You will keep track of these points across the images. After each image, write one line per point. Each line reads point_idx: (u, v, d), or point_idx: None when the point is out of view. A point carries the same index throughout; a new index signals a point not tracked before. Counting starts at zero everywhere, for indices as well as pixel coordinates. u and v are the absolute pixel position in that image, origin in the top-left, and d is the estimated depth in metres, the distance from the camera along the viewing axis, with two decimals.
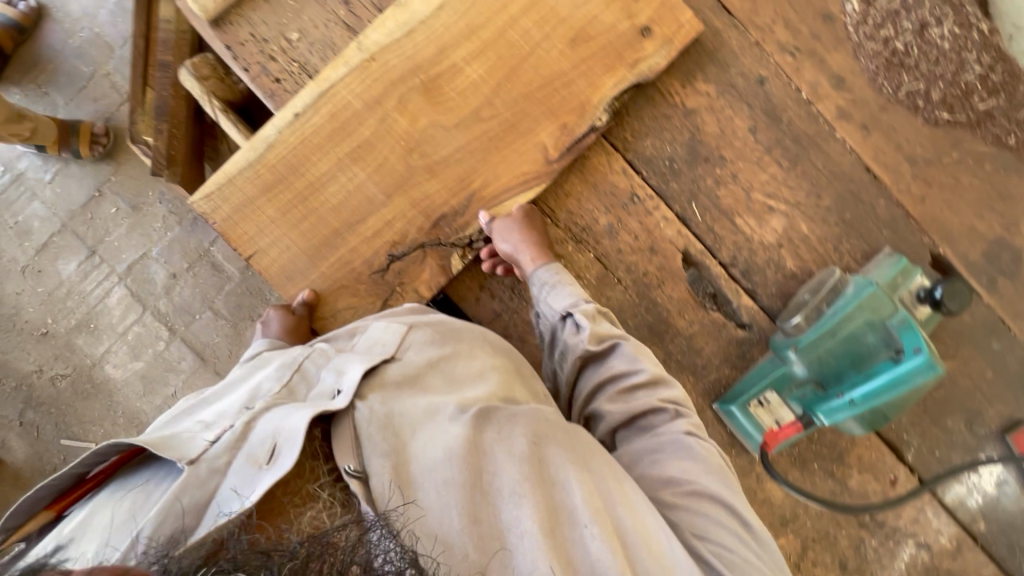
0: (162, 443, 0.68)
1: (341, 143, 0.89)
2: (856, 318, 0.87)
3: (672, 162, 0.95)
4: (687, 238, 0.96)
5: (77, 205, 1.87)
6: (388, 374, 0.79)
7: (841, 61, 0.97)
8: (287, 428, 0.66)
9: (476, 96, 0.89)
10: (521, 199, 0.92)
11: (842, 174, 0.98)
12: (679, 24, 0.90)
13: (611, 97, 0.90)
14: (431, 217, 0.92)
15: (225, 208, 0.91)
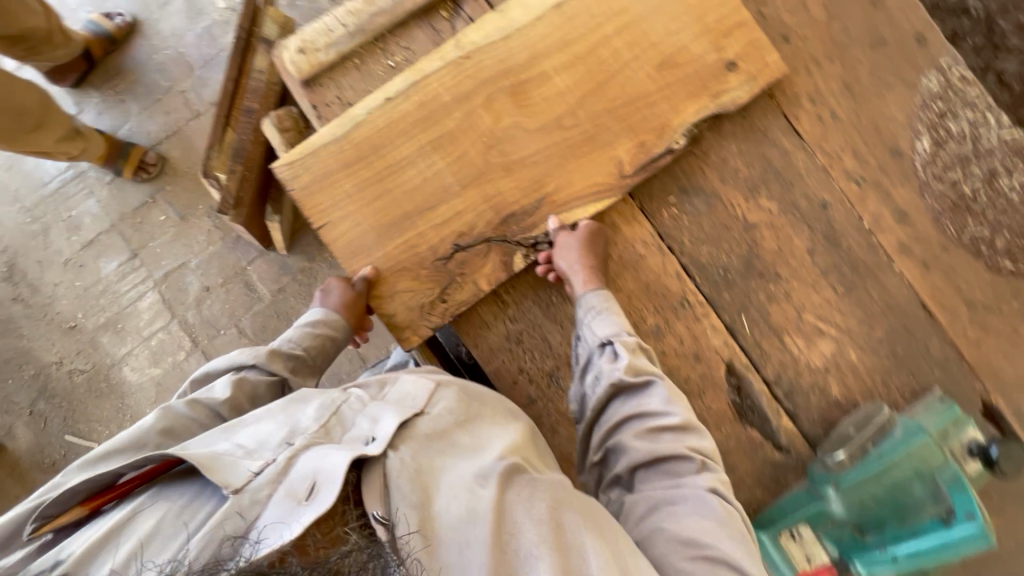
0: (210, 465, 0.69)
1: (424, 131, 0.90)
2: (903, 469, 0.92)
3: (727, 272, 0.95)
4: (733, 350, 0.95)
5: (130, 208, 1.93)
6: (418, 428, 0.79)
7: (906, 196, 0.97)
8: (328, 467, 0.68)
9: (562, 104, 0.91)
10: (591, 208, 0.92)
11: (897, 308, 0.96)
12: (765, 63, 0.94)
13: (691, 123, 0.93)
14: (501, 213, 0.91)
15: (306, 178, 0.90)
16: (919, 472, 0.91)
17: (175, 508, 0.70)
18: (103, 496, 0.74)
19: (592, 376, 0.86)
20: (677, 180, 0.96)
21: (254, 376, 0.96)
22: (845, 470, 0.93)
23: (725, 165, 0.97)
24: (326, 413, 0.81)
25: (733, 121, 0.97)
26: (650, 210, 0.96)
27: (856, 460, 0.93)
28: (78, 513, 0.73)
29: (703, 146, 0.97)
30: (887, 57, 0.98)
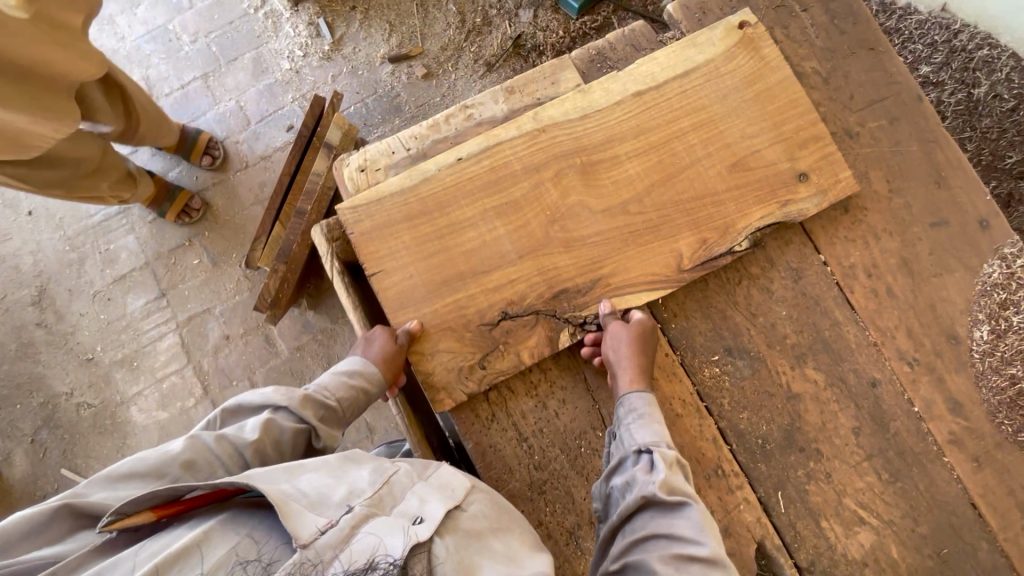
0: (285, 507, 0.67)
1: (490, 196, 0.90)
2: None
3: (765, 442, 0.91)
4: (766, 528, 0.89)
5: (166, 248, 1.96)
6: (459, 523, 0.78)
7: (961, 384, 0.93)
8: (391, 547, 0.69)
9: (629, 190, 0.91)
10: (644, 297, 0.90)
11: (943, 504, 0.91)
12: (837, 179, 0.94)
13: (755, 227, 0.92)
14: (554, 288, 0.89)
15: (367, 224, 0.90)
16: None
17: (246, 538, 0.67)
18: (175, 506, 0.71)
19: (622, 482, 0.78)
20: (723, 339, 0.93)
21: (282, 421, 0.85)
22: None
23: (773, 329, 0.94)
24: (378, 482, 0.79)
25: (796, 231, 0.96)
26: (691, 366, 0.93)
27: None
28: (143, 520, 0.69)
29: (752, 307, 0.94)
30: (949, 238, 0.96)
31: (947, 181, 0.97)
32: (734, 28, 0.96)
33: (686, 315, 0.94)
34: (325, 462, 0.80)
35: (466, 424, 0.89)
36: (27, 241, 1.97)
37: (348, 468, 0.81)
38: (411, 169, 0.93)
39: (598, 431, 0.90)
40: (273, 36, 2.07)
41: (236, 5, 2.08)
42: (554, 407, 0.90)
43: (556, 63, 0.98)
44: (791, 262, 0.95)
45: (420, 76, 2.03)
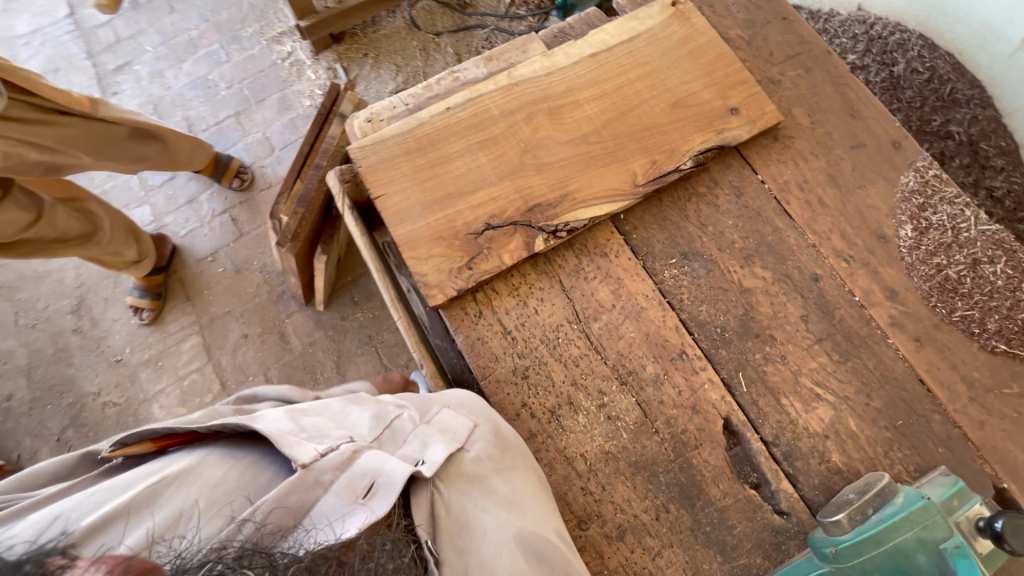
0: (283, 440, 0.76)
1: (474, 134, 1.09)
2: (904, 532, 0.82)
3: (724, 331, 1.02)
4: (730, 405, 0.98)
5: (195, 259, 2.17)
6: (462, 463, 0.87)
7: (895, 276, 1.04)
8: (388, 476, 0.76)
9: (589, 125, 1.10)
10: (606, 208, 1.05)
11: (893, 381, 0.99)
12: (763, 111, 1.12)
13: (697, 150, 1.09)
14: (529, 203, 1.05)
15: (372, 159, 1.08)
16: (922, 544, 0.81)
17: (236, 471, 0.75)
18: (170, 439, 0.81)
19: None
20: (678, 246, 1.07)
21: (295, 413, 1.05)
22: (842, 532, 0.85)
23: (722, 236, 1.08)
24: (378, 427, 0.88)
25: (735, 157, 1.13)
26: (653, 269, 1.06)
27: (854, 523, 0.85)
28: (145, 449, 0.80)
29: (702, 219, 1.09)
30: (868, 157, 1.12)
31: (860, 113, 1.15)
32: (667, 5, 1.20)
33: (645, 227, 1.09)
34: (329, 413, 0.89)
35: (457, 320, 1.02)
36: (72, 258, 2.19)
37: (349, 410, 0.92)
38: (409, 119, 1.13)
39: (573, 323, 1.02)
40: (297, 79, 2.40)
41: (267, 56, 2.45)
42: (534, 304, 1.03)
43: (526, 37, 1.21)
44: (732, 182, 1.11)
45: None
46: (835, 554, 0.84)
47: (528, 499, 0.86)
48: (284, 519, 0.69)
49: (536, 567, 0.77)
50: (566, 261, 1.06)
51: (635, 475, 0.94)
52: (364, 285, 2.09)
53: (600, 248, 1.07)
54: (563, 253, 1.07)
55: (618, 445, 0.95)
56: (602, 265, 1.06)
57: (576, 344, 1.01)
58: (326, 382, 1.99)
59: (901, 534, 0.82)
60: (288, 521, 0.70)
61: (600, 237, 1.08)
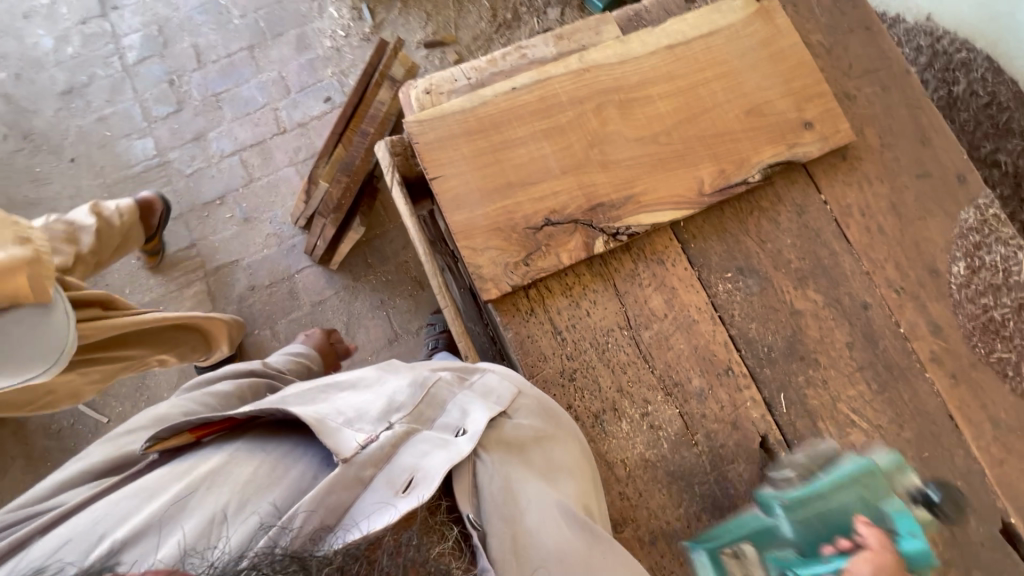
0: (322, 428, 0.77)
1: (540, 120, 1.04)
2: (852, 491, 0.92)
3: (770, 350, 1.03)
4: (769, 424, 0.99)
5: (200, 201, 2.07)
6: (503, 431, 0.85)
7: (941, 311, 1.06)
8: (427, 467, 0.74)
9: (659, 124, 1.05)
10: (669, 215, 1.03)
11: (925, 413, 1.02)
12: (837, 129, 1.09)
13: (766, 163, 1.06)
14: (592, 201, 1.01)
15: (430, 135, 1.02)
16: (865, 501, 0.92)
17: (268, 463, 0.77)
18: (207, 428, 0.82)
19: None
20: (735, 260, 1.06)
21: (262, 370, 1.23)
22: (791, 486, 0.95)
23: (779, 253, 1.07)
24: (419, 396, 0.86)
25: (800, 172, 1.11)
26: (708, 281, 1.05)
27: (804, 481, 0.95)
28: (183, 439, 0.81)
29: (761, 234, 1.08)
30: (932, 188, 1.11)
31: (930, 141, 1.13)
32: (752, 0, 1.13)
33: (703, 238, 1.07)
34: (366, 390, 0.89)
35: (507, 315, 1.01)
36: (67, 185, 2.07)
37: (385, 378, 0.92)
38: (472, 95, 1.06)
39: (623, 329, 1.01)
40: (318, 16, 2.23)
41: None
42: (586, 306, 1.02)
43: (600, 18, 1.14)
44: (795, 199, 1.10)
45: (453, 61, 2.20)
46: (783, 506, 0.92)
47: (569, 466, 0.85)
48: (324, 519, 0.68)
49: (585, 537, 0.76)
50: (622, 264, 1.04)
51: (671, 484, 0.96)
52: (379, 247, 2.02)
53: (657, 254, 1.05)
54: (620, 256, 1.05)
55: (657, 454, 0.97)
56: (657, 273, 1.04)
57: (625, 350, 1.00)
58: None
59: (847, 488, 0.92)
60: (330, 521, 0.69)
61: (658, 244, 1.06)
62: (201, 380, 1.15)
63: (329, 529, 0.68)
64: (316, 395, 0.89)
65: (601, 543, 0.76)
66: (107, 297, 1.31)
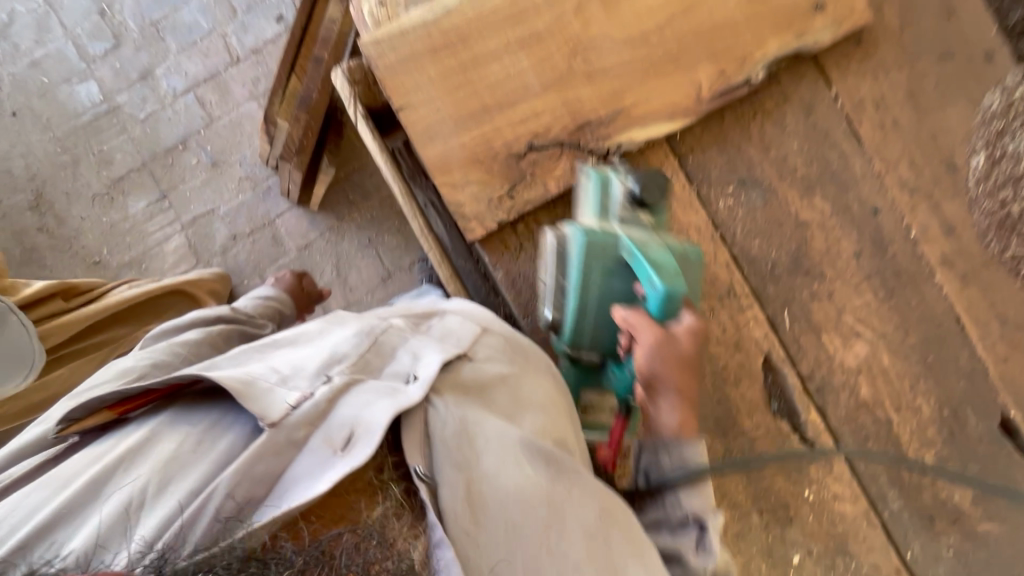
0: (246, 393, 0.68)
1: (514, 28, 0.90)
2: (594, 272, 0.88)
3: (774, 267, 0.98)
4: (773, 342, 0.98)
5: (161, 148, 1.92)
6: (461, 374, 0.78)
7: (955, 210, 0.99)
8: (368, 420, 0.67)
9: (651, 20, 0.92)
10: (663, 128, 0.94)
11: (931, 318, 0.99)
12: (851, 10, 0.96)
13: (772, 58, 0.94)
14: (578, 120, 0.92)
15: (391, 57, 0.89)
16: (608, 267, 0.88)
17: (194, 435, 0.67)
18: (128, 404, 0.71)
19: None
20: (737, 172, 0.98)
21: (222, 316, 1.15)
22: (562, 312, 0.93)
23: (784, 161, 0.98)
24: (364, 343, 0.78)
25: (809, 66, 0.99)
26: (707, 198, 0.98)
27: (563, 295, 0.92)
28: (102, 417, 0.71)
29: (765, 140, 0.98)
30: (954, 71, 0.99)
31: (956, 14, 0.99)
32: None
33: (702, 150, 0.98)
34: (310, 340, 0.80)
35: (495, 254, 0.97)
36: (15, 143, 1.90)
37: (328, 329, 0.82)
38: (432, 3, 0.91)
39: None
40: None
41: None
42: None
43: None
44: (803, 96, 0.99)
45: None
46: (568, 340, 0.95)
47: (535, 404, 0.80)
48: (253, 489, 0.63)
49: (551, 478, 0.70)
50: None
51: None
52: (359, 182, 1.90)
53: None
54: None
55: None
56: None
57: None
58: (326, 287, 1.87)
59: (588, 271, 0.88)
60: (261, 491, 0.64)
61: (652, 160, 0.97)
62: (168, 328, 1.11)
63: (260, 501, 0.63)
64: (253, 350, 0.79)
65: (568, 483, 0.71)
66: (67, 285, 1.27)
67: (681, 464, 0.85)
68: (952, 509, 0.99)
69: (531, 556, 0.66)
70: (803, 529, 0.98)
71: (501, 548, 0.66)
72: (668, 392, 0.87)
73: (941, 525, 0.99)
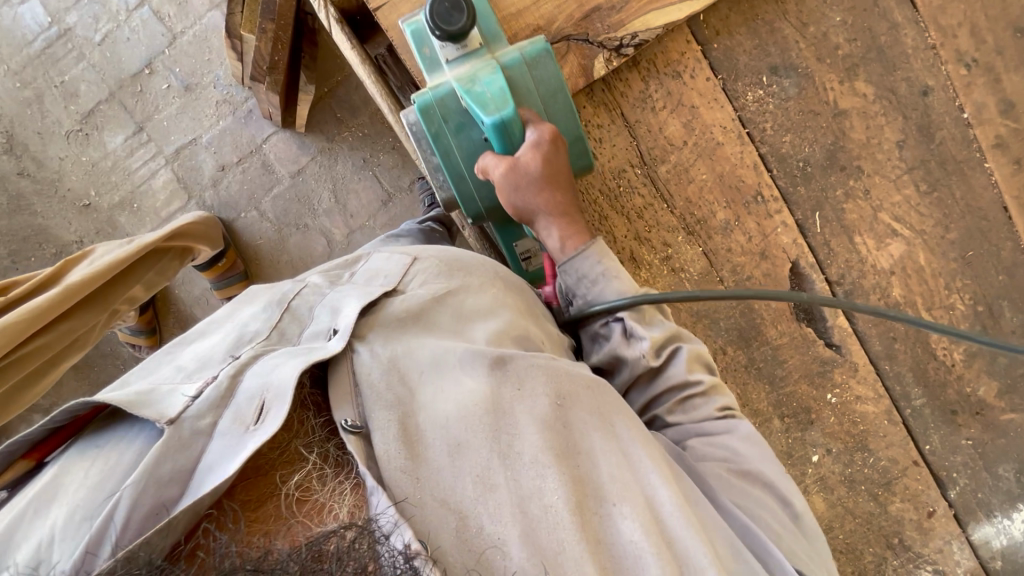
0: (136, 402, 0.55)
1: None
2: (449, 139, 0.76)
3: (806, 165, 0.89)
4: (801, 248, 0.91)
5: (127, 74, 1.75)
6: (387, 311, 0.70)
7: (1017, 83, 0.87)
8: (276, 382, 0.56)
9: None
10: (686, 8, 0.80)
11: (976, 210, 0.91)
12: None
13: None
14: (584, 6, 0.79)
15: None
16: (463, 126, 0.75)
17: (100, 458, 0.55)
18: (48, 445, 0.59)
19: None
20: (768, 57, 0.86)
21: None
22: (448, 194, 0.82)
23: (824, 39, 0.86)
24: (274, 316, 0.71)
25: None
26: (734, 91, 0.87)
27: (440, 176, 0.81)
28: (19, 470, 0.58)
29: (803, 14, 0.85)
30: None
31: None
32: None
33: (729, 33, 0.85)
34: (218, 328, 0.72)
35: None
36: None
37: (238, 312, 0.74)
38: None
39: (636, 167, 0.88)
40: None
41: None
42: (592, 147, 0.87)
43: None
44: None
45: None
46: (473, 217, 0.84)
47: (480, 318, 0.71)
48: (164, 492, 0.50)
49: (500, 385, 0.62)
50: (630, 85, 0.85)
51: (696, 323, 0.95)
52: (346, 97, 1.75)
53: (671, 65, 0.85)
54: (626, 75, 0.85)
55: None
56: (673, 90, 0.86)
57: (640, 192, 0.88)
58: (326, 214, 1.78)
59: (444, 141, 0.76)
60: (174, 491, 0.51)
61: (672, 50, 0.85)
62: None
63: (177, 500, 0.50)
64: (161, 355, 0.70)
65: (517, 384, 0.62)
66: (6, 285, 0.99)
67: (581, 274, 0.76)
68: (975, 402, 0.98)
69: (486, 460, 0.56)
70: (823, 430, 0.99)
71: (449, 470, 0.55)
72: (547, 218, 0.76)
73: (963, 419, 0.99)
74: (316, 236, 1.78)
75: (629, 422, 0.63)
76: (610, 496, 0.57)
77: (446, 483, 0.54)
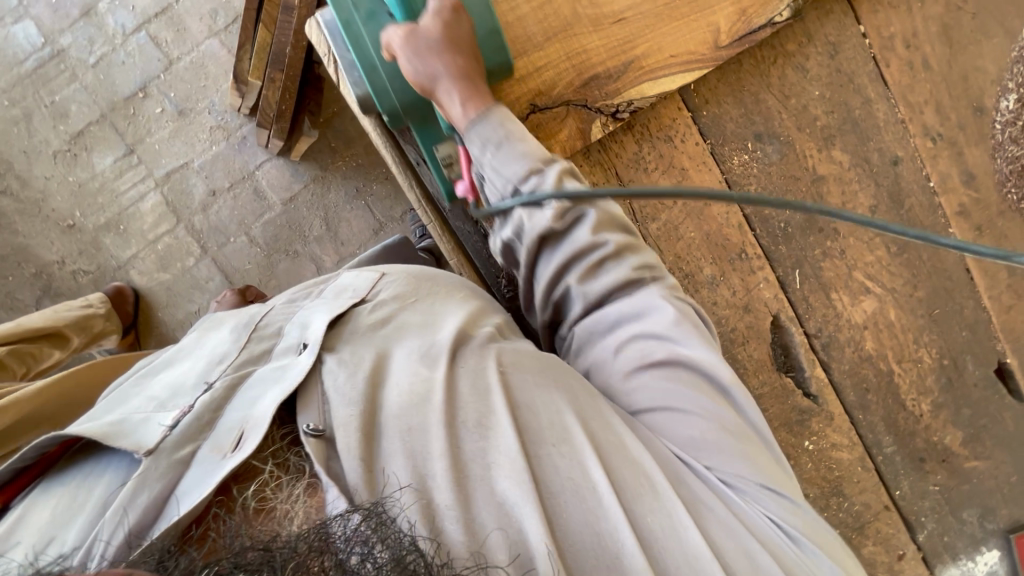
0: (112, 434, 0.57)
1: None
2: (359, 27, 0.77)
3: (786, 226, 0.95)
4: (781, 303, 0.97)
5: (120, 97, 1.75)
6: (354, 320, 0.69)
7: (978, 157, 0.95)
8: (257, 413, 0.57)
9: None
10: (679, 79, 0.85)
11: (941, 270, 0.98)
12: None
13: None
14: (584, 74, 0.83)
15: None
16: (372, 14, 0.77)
17: (75, 491, 0.55)
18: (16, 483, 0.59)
19: None
20: (753, 125, 0.92)
21: None
22: (361, 89, 0.81)
23: (805, 110, 0.92)
24: (244, 336, 0.70)
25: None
26: (721, 155, 0.92)
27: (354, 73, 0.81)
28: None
29: (786, 87, 0.91)
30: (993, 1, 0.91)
31: None
32: None
33: (717, 101, 0.91)
34: (189, 354, 0.72)
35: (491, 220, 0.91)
36: None
37: (205, 339, 0.74)
38: None
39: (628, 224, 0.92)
40: None
41: None
42: None
43: None
44: (829, 35, 0.91)
45: None
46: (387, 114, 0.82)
47: (442, 316, 0.71)
48: (141, 521, 0.51)
49: (447, 364, 0.62)
50: (624, 147, 0.90)
51: None
52: (341, 127, 1.77)
53: (663, 130, 0.90)
54: (620, 137, 0.90)
55: None
56: (665, 153, 0.91)
57: None
58: (316, 241, 1.78)
59: (355, 29, 0.77)
60: (150, 518, 0.51)
61: (665, 115, 0.90)
62: None
63: (150, 526, 0.51)
64: (132, 384, 0.70)
65: (462, 363, 0.63)
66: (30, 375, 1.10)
67: (483, 141, 0.72)
68: (942, 450, 1.04)
69: (435, 431, 0.56)
70: (802, 476, 1.02)
71: (401, 454, 0.54)
72: (448, 82, 0.72)
73: (931, 465, 1.04)
74: (306, 262, 1.78)
75: (563, 371, 0.64)
76: (550, 438, 0.57)
77: (403, 469, 0.53)
